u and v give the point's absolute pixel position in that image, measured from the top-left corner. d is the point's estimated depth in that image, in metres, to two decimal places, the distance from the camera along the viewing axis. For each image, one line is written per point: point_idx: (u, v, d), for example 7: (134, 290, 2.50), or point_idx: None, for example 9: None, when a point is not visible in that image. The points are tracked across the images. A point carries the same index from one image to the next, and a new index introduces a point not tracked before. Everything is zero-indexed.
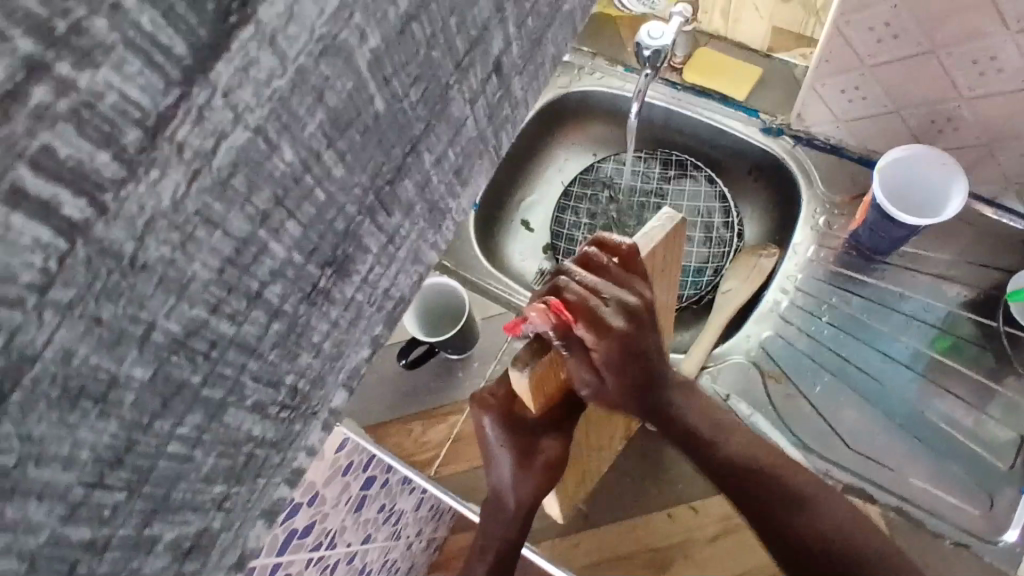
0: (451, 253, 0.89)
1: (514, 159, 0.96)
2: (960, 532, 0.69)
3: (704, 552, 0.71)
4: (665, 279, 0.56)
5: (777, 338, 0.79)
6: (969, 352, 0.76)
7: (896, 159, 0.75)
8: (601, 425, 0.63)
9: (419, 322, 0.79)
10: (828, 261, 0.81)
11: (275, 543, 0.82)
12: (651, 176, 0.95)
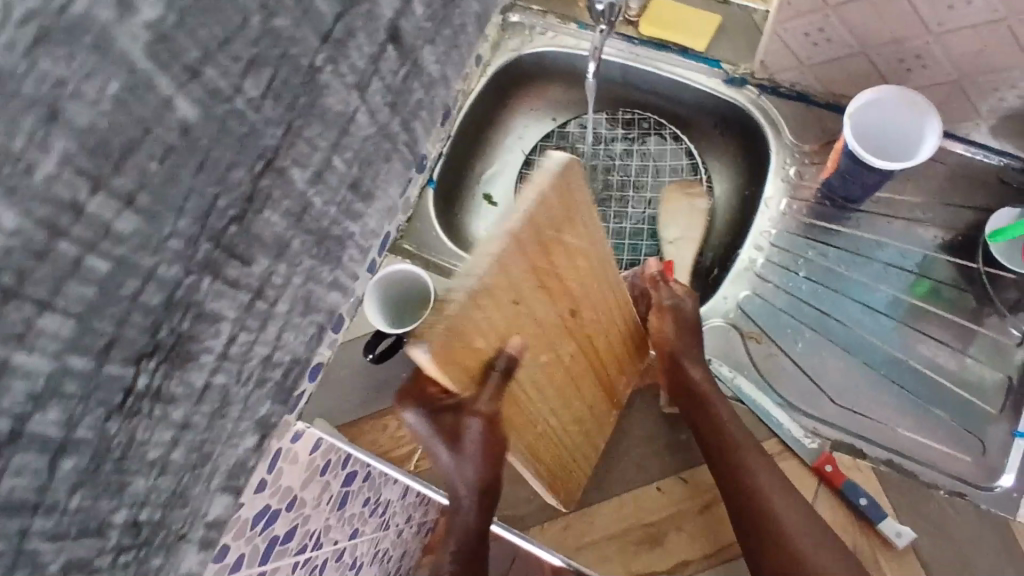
0: (411, 236, 0.84)
1: (471, 130, 0.91)
2: (955, 482, 0.68)
3: (696, 523, 0.69)
4: (589, 219, 0.50)
5: (754, 297, 0.77)
6: (949, 296, 0.74)
7: (866, 102, 0.72)
8: (561, 387, 0.59)
9: (385, 314, 0.76)
10: (800, 214, 0.79)
11: (256, 553, 0.77)
12: (614, 140, 0.92)
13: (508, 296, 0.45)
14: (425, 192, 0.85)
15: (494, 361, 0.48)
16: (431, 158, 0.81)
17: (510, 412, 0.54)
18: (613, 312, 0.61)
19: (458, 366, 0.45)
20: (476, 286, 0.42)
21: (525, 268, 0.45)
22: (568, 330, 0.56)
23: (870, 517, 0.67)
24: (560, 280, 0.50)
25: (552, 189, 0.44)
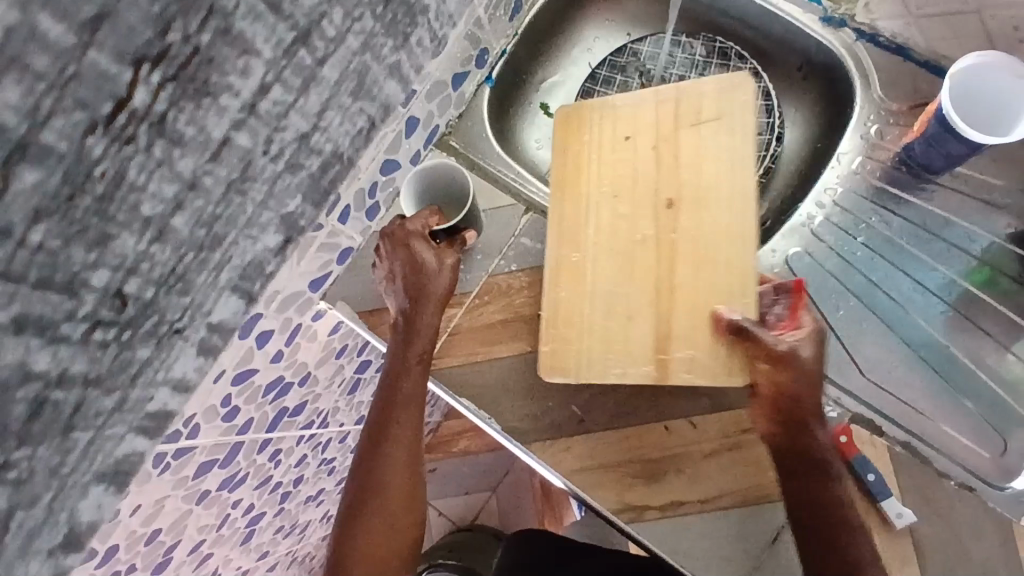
0: (458, 133, 0.81)
1: (538, 32, 0.86)
2: (966, 474, 0.65)
3: (698, 468, 0.68)
4: (728, 142, 0.64)
5: (804, 255, 0.74)
6: (1006, 288, 0.70)
7: (974, 66, 0.64)
8: (620, 288, 0.64)
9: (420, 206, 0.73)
10: (873, 175, 0.75)
11: (264, 420, 0.82)
12: (691, 66, 0.85)
13: (624, 127, 0.66)
14: (481, 90, 0.81)
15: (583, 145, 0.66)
16: (493, 53, 0.79)
17: (564, 239, 0.65)
18: (712, 279, 0.62)
19: (564, 138, 0.67)
20: (630, 100, 0.65)
21: (655, 119, 0.65)
22: (656, 231, 0.64)
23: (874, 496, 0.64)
24: (676, 167, 0.64)
25: (714, 94, 0.64)
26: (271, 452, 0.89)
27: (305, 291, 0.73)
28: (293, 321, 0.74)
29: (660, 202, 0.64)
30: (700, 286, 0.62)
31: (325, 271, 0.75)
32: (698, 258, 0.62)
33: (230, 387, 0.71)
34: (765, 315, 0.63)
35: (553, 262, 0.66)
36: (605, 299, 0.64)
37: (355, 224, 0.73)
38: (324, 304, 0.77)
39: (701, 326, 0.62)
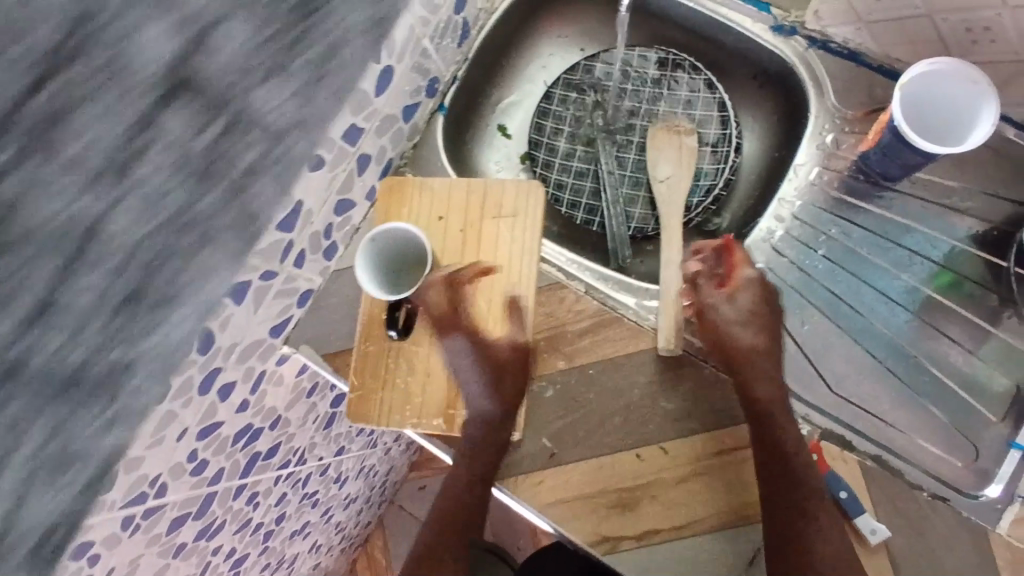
0: (414, 164, 0.80)
1: (490, 56, 0.84)
2: (941, 486, 0.65)
3: (671, 494, 0.68)
4: (522, 235, 0.73)
5: (766, 272, 0.74)
6: (971, 292, 0.70)
7: (922, 75, 0.63)
8: (426, 350, 0.72)
9: (377, 276, 0.65)
10: (831, 186, 0.74)
11: (236, 467, 0.82)
12: (644, 79, 0.84)
13: (436, 210, 0.75)
14: (434, 118, 0.80)
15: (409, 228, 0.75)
16: (443, 81, 0.79)
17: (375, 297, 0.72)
18: (500, 351, 0.71)
19: (387, 213, 0.75)
20: (442, 184, 0.76)
21: (460, 210, 0.75)
22: (455, 304, 0.72)
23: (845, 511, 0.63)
24: (478, 250, 0.74)
25: (514, 190, 0.74)
26: (249, 496, 0.88)
27: (265, 338, 0.73)
28: (255, 368, 0.74)
29: (460, 281, 0.73)
30: None
31: (286, 315, 0.74)
32: (486, 333, 0.71)
33: (196, 442, 0.71)
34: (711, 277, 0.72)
35: (366, 318, 0.73)
36: (416, 363, 0.72)
37: (312, 266, 0.74)
38: (288, 348, 0.76)
39: (485, 386, 0.70)
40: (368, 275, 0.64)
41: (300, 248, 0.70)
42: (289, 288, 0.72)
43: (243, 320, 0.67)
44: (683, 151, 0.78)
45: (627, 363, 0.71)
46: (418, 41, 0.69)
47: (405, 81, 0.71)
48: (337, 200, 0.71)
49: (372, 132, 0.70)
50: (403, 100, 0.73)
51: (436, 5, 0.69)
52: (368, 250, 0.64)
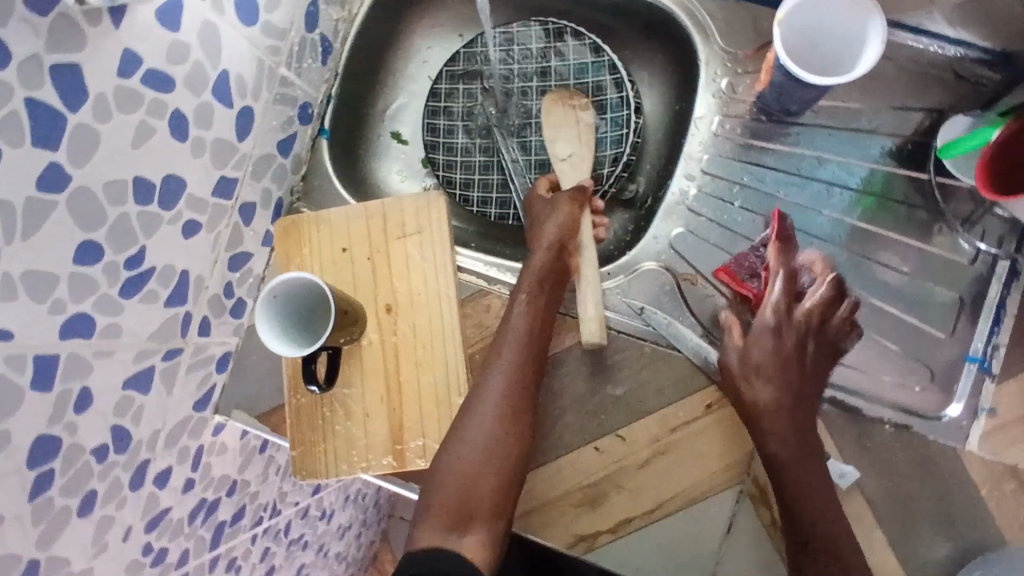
0: (308, 196, 0.76)
1: (362, 65, 0.79)
2: (902, 415, 0.64)
3: (637, 480, 0.66)
4: (433, 250, 0.70)
5: (688, 235, 0.71)
6: (897, 210, 0.68)
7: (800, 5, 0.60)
8: (359, 390, 0.69)
9: (286, 333, 0.61)
10: (735, 133, 0.71)
11: (202, 542, 0.77)
12: (529, 55, 0.80)
13: (339, 241, 0.71)
14: (318, 144, 0.76)
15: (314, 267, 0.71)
16: (316, 104, 0.74)
17: None
18: (436, 374, 0.68)
19: (287, 255, 0.71)
20: (339, 214, 0.72)
21: (363, 238, 0.71)
22: (379, 335, 0.69)
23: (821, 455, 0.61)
24: (390, 274, 0.70)
25: (414, 204, 0.71)
26: (226, 563, 0.85)
27: (191, 414, 0.69)
28: (191, 446, 0.70)
29: (378, 310, 0.70)
30: (423, 380, 0.68)
31: (208, 385, 0.71)
32: (417, 358, 0.69)
33: (146, 535, 0.67)
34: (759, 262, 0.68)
35: (290, 370, 0.69)
36: (352, 405, 0.68)
37: (222, 328, 0.70)
38: (221, 416, 0.73)
39: (427, 414, 0.67)
40: (271, 333, 0.59)
41: (202, 314, 0.66)
42: (203, 357, 0.68)
43: (158, 404, 0.64)
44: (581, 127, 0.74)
45: (565, 358, 0.69)
46: (272, 72, 0.65)
47: (271, 115, 0.67)
48: (229, 257, 0.67)
49: (249, 177, 0.66)
50: (275, 135, 0.68)
51: (281, 31, 0.64)
52: (271, 308, 0.60)
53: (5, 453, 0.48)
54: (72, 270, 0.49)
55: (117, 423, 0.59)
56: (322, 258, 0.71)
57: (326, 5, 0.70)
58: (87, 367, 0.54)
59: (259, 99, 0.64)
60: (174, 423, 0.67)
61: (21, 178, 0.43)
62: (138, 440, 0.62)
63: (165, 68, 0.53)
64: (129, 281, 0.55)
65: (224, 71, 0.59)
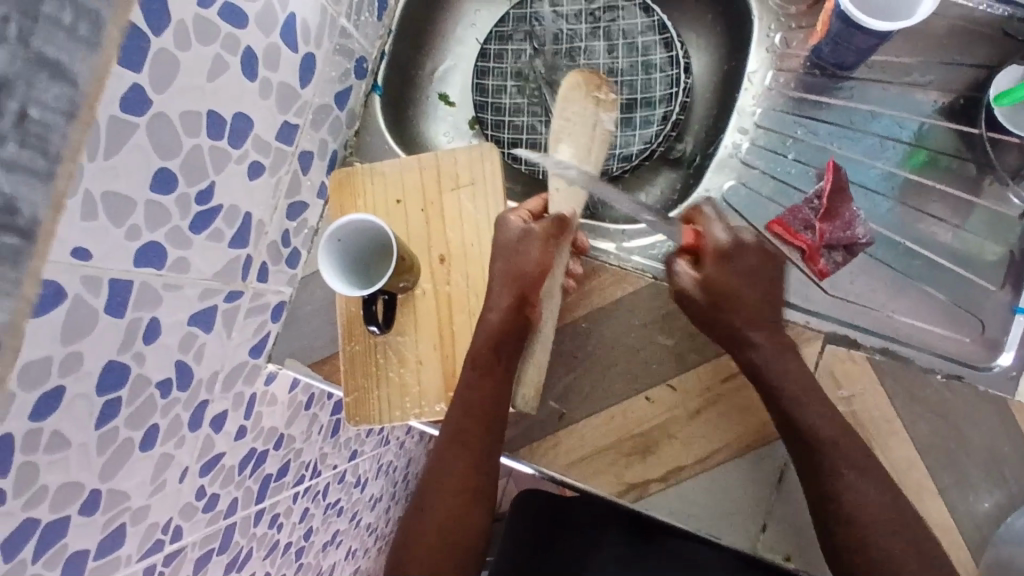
0: (360, 151, 0.77)
1: (415, 24, 0.81)
2: (952, 365, 0.66)
3: (688, 429, 0.66)
4: (482, 204, 0.71)
5: (739, 187, 0.71)
6: (948, 165, 0.69)
7: None
8: (412, 338, 0.70)
9: (345, 274, 0.62)
10: (789, 87, 0.71)
11: (250, 494, 0.78)
12: (578, 16, 0.81)
13: (393, 193, 0.72)
14: (371, 100, 0.77)
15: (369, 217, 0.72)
16: (371, 59, 0.75)
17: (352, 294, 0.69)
18: None
19: (343, 206, 0.72)
20: (393, 166, 0.73)
21: (417, 191, 0.72)
22: (432, 286, 0.70)
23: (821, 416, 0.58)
24: (443, 225, 0.71)
25: (467, 158, 0.71)
26: (270, 519, 0.85)
27: (247, 360, 0.70)
28: (245, 393, 0.71)
29: (431, 260, 0.71)
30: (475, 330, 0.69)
31: (263, 333, 0.72)
32: (470, 307, 0.69)
33: (201, 479, 0.68)
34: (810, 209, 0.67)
35: (344, 317, 0.70)
36: (406, 352, 0.69)
37: (277, 277, 0.71)
38: (274, 365, 0.73)
39: None
40: (327, 268, 0.60)
41: (261, 259, 0.67)
42: (259, 303, 0.69)
43: (217, 346, 0.64)
44: (597, 132, 0.66)
45: (618, 310, 0.70)
46: (333, 22, 0.66)
47: (331, 65, 0.68)
48: (287, 204, 0.69)
49: (308, 127, 0.67)
50: (333, 87, 0.69)
51: None
52: (333, 250, 0.61)
53: (77, 377, 0.48)
54: (148, 197, 0.50)
55: (180, 360, 0.60)
56: (377, 208, 0.72)
57: None
58: (157, 298, 0.54)
59: (321, 47, 0.65)
60: (231, 367, 0.68)
61: (107, 98, 0.44)
62: (197, 380, 0.63)
63: (240, 5, 0.53)
64: (199, 216, 0.56)
65: (292, 15, 0.59)
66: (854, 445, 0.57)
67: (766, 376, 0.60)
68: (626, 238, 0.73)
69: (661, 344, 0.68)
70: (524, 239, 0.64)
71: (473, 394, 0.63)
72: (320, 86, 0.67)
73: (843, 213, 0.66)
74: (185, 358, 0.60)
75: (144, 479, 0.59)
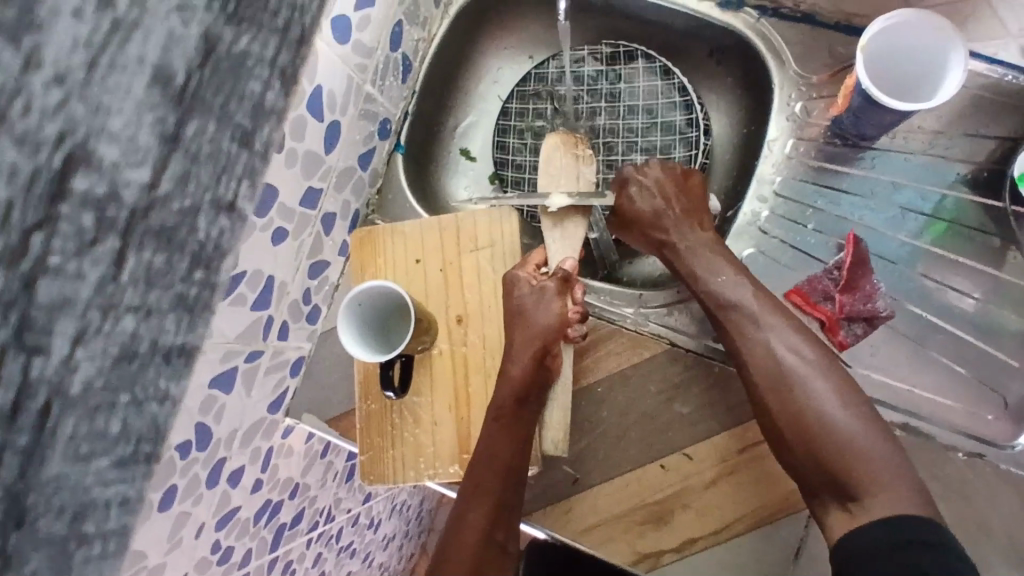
0: (383, 209, 0.79)
1: (438, 84, 0.82)
2: (973, 443, 0.64)
3: (703, 499, 0.66)
4: (499, 266, 0.72)
5: (758, 255, 0.71)
6: (971, 237, 0.68)
7: (898, 30, 0.61)
8: (428, 399, 0.70)
9: (362, 337, 0.63)
10: (808, 156, 0.71)
11: (264, 543, 0.78)
12: (599, 77, 0.82)
13: (412, 252, 0.73)
14: (393, 159, 0.78)
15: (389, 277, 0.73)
16: (394, 120, 0.76)
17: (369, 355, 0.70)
18: None
19: (364, 265, 0.74)
20: (411, 226, 0.74)
21: (435, 251, 0.73)
22: (449, 347, 0.71)
23: (764, 355, 0.59)
24: (462, 286, 0.72)
25: (485, 220, 0.72)
26: (283, 566, 0.86)
27: (266, 416, 0.70)
28: (262, 447, 0.71)
29: (449, 321, 0.71)
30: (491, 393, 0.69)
31: (282, 388, 0.73)
32: (486, 369, 0.70)
33: (216, 533, 0.68)
34: (827, 274, 0.68)
35: (362, 376, 0.71)
36: (422, 413, 0.70)
37: (298, 334, 0.72)
38: (291, 420, 0.74)
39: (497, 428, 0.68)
40: (344, 333, 0.61)
41: (281, 318, 0.68)
42: (279, 359, 0.70)
43: (238, 404, 0.65)
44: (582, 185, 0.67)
45: (635, 375, 0.70)
46: (359, 88, 0.67)
47: (356, 129, 0.69)
48: (309, 264, 0.70)
49: (331, 190, 0.69)
50: (357, 149, 0.71)
51: (369, 50, 0.66)
52: (353, 313, 0.62)
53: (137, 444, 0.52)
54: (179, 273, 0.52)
55: (201, 423, 0.60)
56: (397, 269, 0.73)
57: (409, 25, 0.72)
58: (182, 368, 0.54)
59: (346, 114, 0.66)
60: (251, 422, 0.68)
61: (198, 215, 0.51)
62: (217, 440, 0.63)
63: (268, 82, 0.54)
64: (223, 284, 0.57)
65: (319, 87, 0.60)
66: (853, 395, 0.56)
67: (716, 295, 0.63)
68: (643, 302, 0.73)
69: (678, 409, 0.68)
70: (541, 295, 0.65)
71: (501, 448, 0.62)
72: (345, 150, 0.68)
73: (863, 285, 0.67)
74: (206, 419, 0.60)
75: (163, 537, 0.60)
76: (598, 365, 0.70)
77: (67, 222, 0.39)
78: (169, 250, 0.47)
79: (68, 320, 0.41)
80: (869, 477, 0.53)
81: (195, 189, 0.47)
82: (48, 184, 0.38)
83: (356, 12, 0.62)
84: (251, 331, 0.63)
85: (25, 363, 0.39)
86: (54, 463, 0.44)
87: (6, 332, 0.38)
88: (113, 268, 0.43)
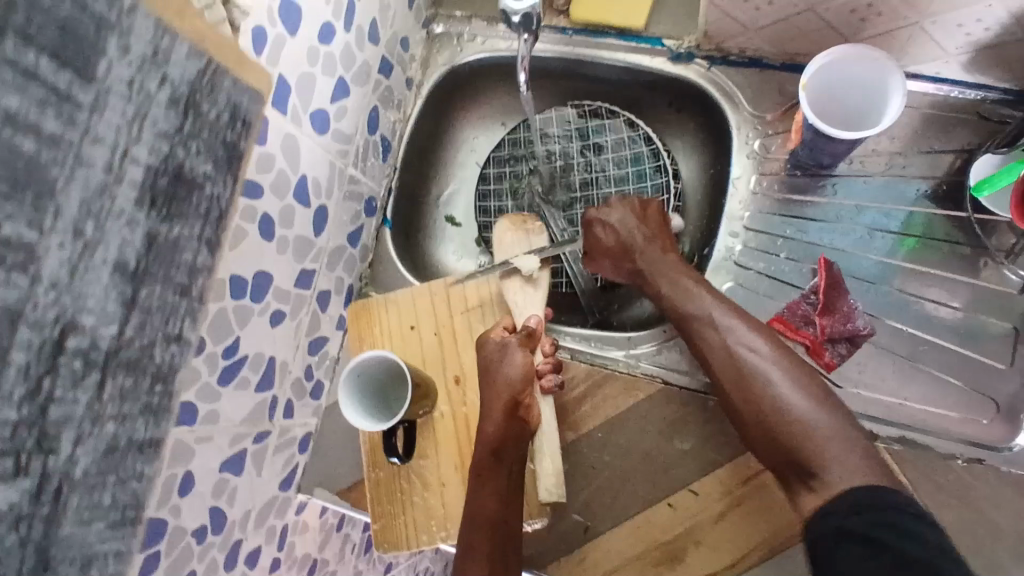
0: (376, 282, 0.82)
1: (418, 159, 0.87)
2: (971, 449, 0.65)
3: (713, 534, 0.67)
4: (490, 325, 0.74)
5: (738, 288, 0.73)
6: (939, 248, 0.70)
7: (834, 63, 0.65)
8: (433, 462, 0.72)
9: (360, 406, 0.65)
10: (773, 189, 0.74)
11: None
12: (569, 136, 0.86)
13: (406, 320, 0.76)
14: (381, 234, 0.82)
15: (385, 346, 0.75)
16: (379, 197, 0.81)
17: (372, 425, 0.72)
18: None
19: (361, 336, 0.76)
20: (401, 294, 0.77)
21: (427, 314, 0.76)
22: (450, 408, 0.73)
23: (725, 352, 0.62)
24: (457, 349, 0.74)
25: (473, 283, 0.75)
26: None
27: (278, 494, 0.72)
28: (277, 526, 0.72)
29: (447, 383, 0.74)
30: None
31: (292, 465, 0.74)
32: None
33: None
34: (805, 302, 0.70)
35: (367, 445, 0.72)
36: (429, 477, 0.71)
37: (303, 411, 0.74)
38: (304, 496, 0.76)
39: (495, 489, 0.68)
40: (344, 404, 0.63)
41: (286, 397, 0.71)
42: (286, 437, 0.72)
43: (249, 485, 0.67)
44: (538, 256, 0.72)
45: (633, 417, 0.71)
46: (342, 172, 0.72)
47: (343, 210, 0.73)
48: (309, 341, 0.73)
49: (324, 269, 0.72)
50: (346, 229, 0.75)
51: (348, 136, 0.71)
52: (352, 384, 0.64)
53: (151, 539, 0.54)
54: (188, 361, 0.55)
55: (214, 505, 0.62)
56: (392, 337, 0.76)
57: (384, 109, 0.78)
58: (189, 453, 0.57)
59: (332, 198, 0.71)
60: (263, 502, 0.70)
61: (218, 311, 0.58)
62: (231, 523, 0.64)
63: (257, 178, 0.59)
64: (227, 369, 0.60)
65: (303, 176, 0.65)
66: (809, 381, 0.59)
67: (679, 303, 0.66)
68: (632, 344, 0.75)
69: (677, 447, 0.69)
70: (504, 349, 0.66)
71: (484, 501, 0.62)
72: (335, 230, 0.73)
73: (841, 306, 0.69)
74: (218, 502, 0.62)
75: None
76: (596, 412, 0.72)
77: (66, 370, 0.39)
78: (136, 376, 0.44)
79: (72, 433, 0.40)
80: (817, 455, 0.55)
81: (150, 329, 0.44)
82: (49, 351, 0.37)
83: (333, 103, 0.67)
84: (256, 412, 0.66)
85: (42, 465, 0.38)
86: (67, 528, 0.41)
87: (24, 448, 0.37)
88: (100, 397, 0.41)
